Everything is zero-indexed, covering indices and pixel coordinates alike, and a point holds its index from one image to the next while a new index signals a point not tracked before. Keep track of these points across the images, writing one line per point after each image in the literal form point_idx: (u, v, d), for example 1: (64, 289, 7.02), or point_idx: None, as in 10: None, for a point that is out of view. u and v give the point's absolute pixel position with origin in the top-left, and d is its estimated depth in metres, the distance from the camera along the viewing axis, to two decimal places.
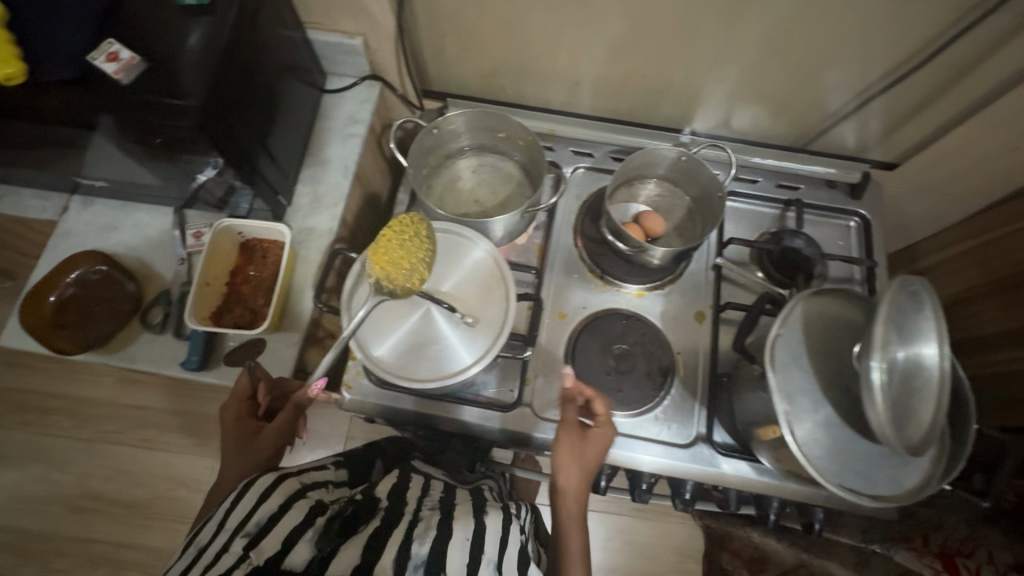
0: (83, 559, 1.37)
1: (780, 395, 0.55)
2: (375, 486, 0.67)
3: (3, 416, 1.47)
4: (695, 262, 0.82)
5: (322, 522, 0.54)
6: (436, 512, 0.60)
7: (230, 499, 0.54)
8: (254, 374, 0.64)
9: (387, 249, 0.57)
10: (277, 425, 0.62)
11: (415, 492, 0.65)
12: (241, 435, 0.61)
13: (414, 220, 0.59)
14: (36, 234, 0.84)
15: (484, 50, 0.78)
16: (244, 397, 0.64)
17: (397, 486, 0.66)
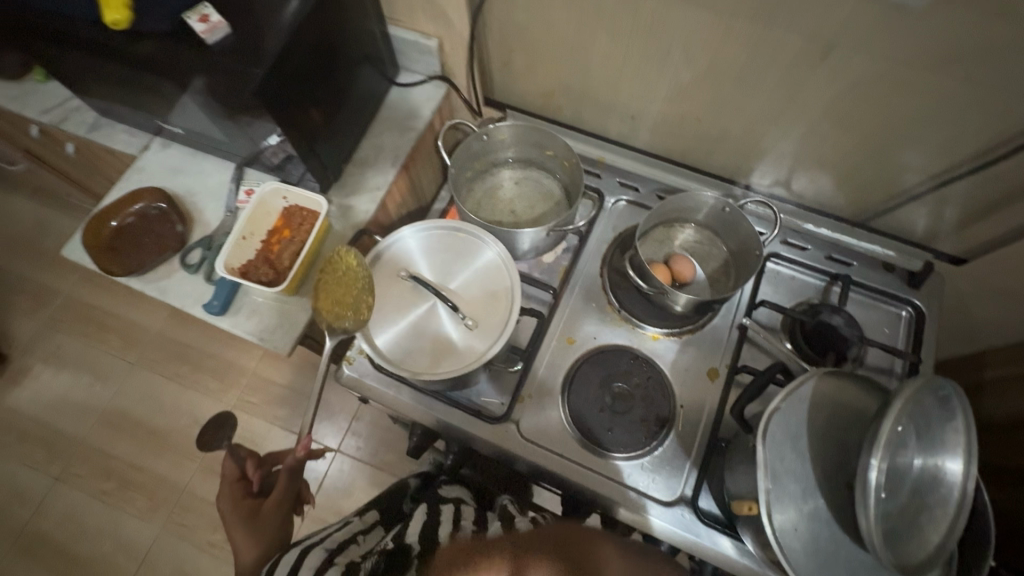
0: (99, 469, 1.48)
1: (767, 472, 0.50)
2: (405, 528, 0.68)
3: (71, 324, 1.63)
4: (721, 317, 0.78)
5: None
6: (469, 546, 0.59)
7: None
8: (236, 458, 0.82)
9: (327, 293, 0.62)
10: (276, 498, 0.78)
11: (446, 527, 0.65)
12: (246, 511, 0.78)
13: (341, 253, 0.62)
14: (122, 168, 0.94)
15: (549, 69, 0.80)
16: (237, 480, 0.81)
17: (427, 524, 0.67)
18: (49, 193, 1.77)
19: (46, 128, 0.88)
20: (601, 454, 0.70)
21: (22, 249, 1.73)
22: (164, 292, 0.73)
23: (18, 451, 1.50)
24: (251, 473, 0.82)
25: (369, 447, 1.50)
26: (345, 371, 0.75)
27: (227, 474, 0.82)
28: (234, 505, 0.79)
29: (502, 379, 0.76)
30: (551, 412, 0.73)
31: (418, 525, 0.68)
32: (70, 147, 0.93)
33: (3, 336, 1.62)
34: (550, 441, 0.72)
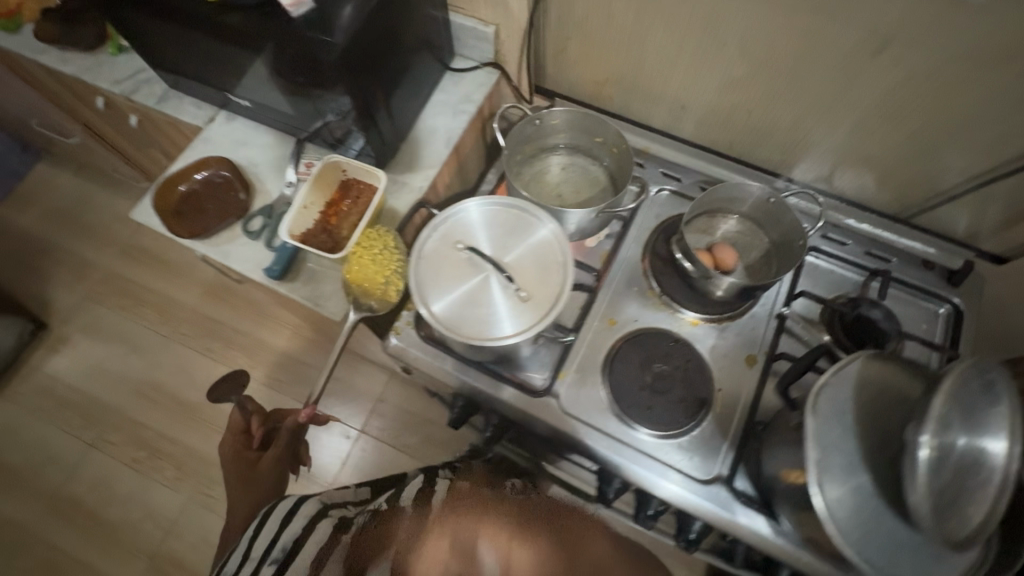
0: (131, 437, 1.52)
1: (815, 443, 0.53)
2: (404, 494, 0.72)
3: (109, 296, 1.69)
4: (760, 307, 0.80)
5: None
6: (465, 516, 0.63)
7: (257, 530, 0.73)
8: (245, 410, 0.86)
9: (360, 266, 0.72)
10: (273, 457, 0.83)
11: (438, 499, 0.69)
12: (245, 466, 0.84)
13: (380, 234, 0.74)
14: (182, 140, 0.98)
15: (602, 57, 0.82)
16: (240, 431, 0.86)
17: (425, 492, 0.70)
18: (92, 170, 1.83)
19: (115, 99, 0.93)
20: (639, 431, 0.72)
21: (65, 222, 1.78)
22: (227, 256, 0.76)
23: (55, 416, 1.55)
24: (255, 429, 0.86)
25: (392, 429, 1.52)
26: (392, 341, 0.78)
27: (232, 424, 0.87)
28: (235, 454, 0.85)
29: (546, 355, 0.79)
30: (590, 389, 0.76)
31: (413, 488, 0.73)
32: (133, 119, 0.98)
33: (44, 305, 1.68)
34: (590, 416, 0.74)
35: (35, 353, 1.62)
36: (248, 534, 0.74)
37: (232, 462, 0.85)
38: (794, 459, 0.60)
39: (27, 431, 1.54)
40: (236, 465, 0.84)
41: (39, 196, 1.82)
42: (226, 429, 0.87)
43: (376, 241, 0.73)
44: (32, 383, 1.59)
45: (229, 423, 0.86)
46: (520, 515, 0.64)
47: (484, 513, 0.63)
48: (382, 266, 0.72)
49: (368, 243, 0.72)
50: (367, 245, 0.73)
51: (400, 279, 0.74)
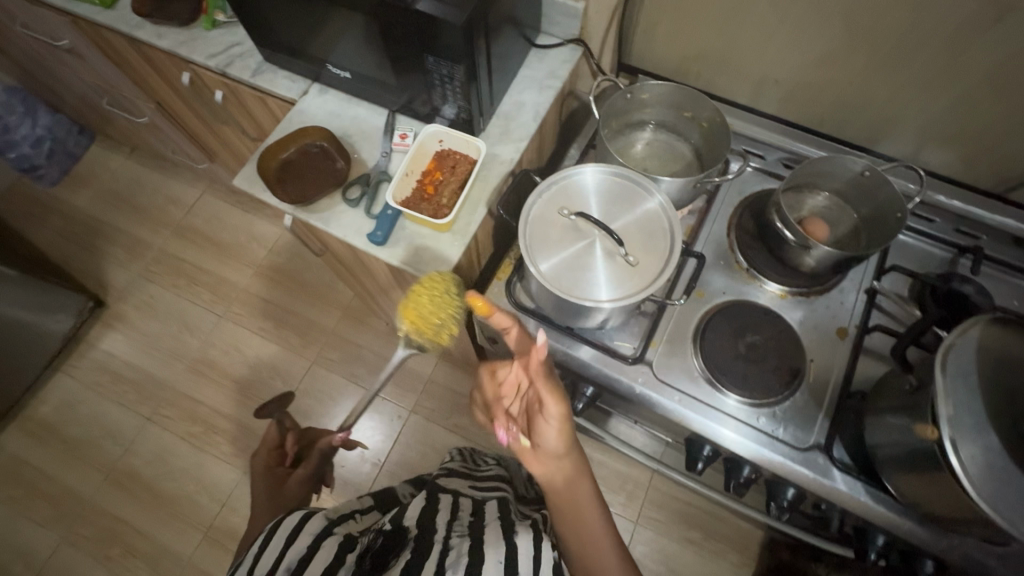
0: (187, 412, 1.56)
1: (944, 399, 0.54)
2: (404, 510, 0.78)
3: (162, 275, 1.72)
4: (848, 282, 0.80)
5: (354, 558, 0.66)
6: (466, 541, 0.71)
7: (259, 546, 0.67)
8: (282, 427, 0.87)
9: (418, 306, 0.71)
10: (300, 477, 0.81)
11: (443, 517, 0.77)
12: (273, 481, 0.82)
13: (443, 278, 0.72)
14: (264, 116, 1.01)
15: (693, 32, 0.83)
16: (273, 447, 0.86)
17: (424, 511, 0.78)
18: (146, 153, 1.87)
19: (204, 74, 0.95)
20: (731, 398, 0.73)
21: (119, 204, 1.82)
22: (327, 223, 0.79)
23: (112, 390, 1.59)
24: (288, 446, 0.86)
25: (440, 410, 1.54)
26: None
27: (267, 439, 0.87)
28: (265, 470, 0.84)
29: (635, 326, 0.80)
30: (682, 357, 0.77)
31: (416, 507, 0.79)
32: (218, 95, 1.00)
33: (99, 282, 1.72)
34: (682, 384, 0.75)
35: (92, 328, 1.66)
36: (253, 550, 0.68)
37: (261, 475, 0.83)
38: (904, 424, 0.61)
39: (86, 405, 1.57)
40: (264, 480, 0.82)
41: (94, 177, 1.86)
42: (261, 443, 0.87)
43: (437, 284, 0.70)
44: (90, 358, 1.63)
45: (264, 439, 0.86)
46: (529, 541, 0.72)
47: (492, 539, 0.72)
48: (439, 309, 0.71)
49: (429, 285, 0.71)
50: (429, 287, 0.71)
51: (453, 326, 0.73)
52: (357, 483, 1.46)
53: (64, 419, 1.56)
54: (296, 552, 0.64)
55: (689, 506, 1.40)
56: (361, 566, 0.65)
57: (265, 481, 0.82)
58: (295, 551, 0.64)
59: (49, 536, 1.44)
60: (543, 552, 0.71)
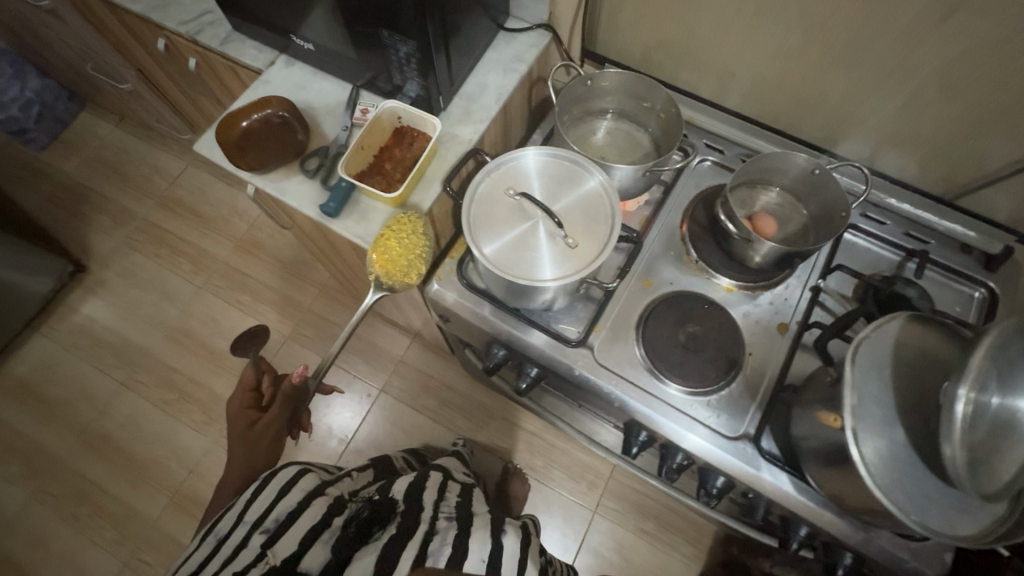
0: (161, 380, 1.57)
1: (853, 390, 0.54)
2: (393, 484, 0.89)
3: (145, 244, 1.74)
4: (795, 279, 0.81)
5: (338, 523, 0.77)
6: (451, 526, 0.77)
7: (250, 496, 0.77)
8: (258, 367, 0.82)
9: (388, 249, 0.73)
10: (270, 424, 0.81)
11: (430, 497, 0.84)
12: (244, 422, 0.81)
13: (411, 219, 0.75)
14: (236, 86, 1.01)
15: (658, 20, 0.84)
16: (250, 388, 0.81)
17: (414, 486, 0.87)
18: (135, 122, 1.88)
19: (177, 41, 0.96)
20: (669, 385, 0.75)
21: (106, 171, 1.84)
22: (283, 192, 0.80)
23: (90, 355, 1.61)
24: (264, 388, 0.83)
25: (411, 391, 1.56)
26: (435, 287, 0.83)
27: (244, 378, 0.81)
28: (240, 410, 0.82)
29: (582, 311, 0.81)
30: (623, 344, 0.78)
31: (402, 483, 0.89)
32: (192, 63, 1.01)
33: (82, 247, 1.73)
34: (622, 368, 0.77)
35: (73, 292, 1.68)
36: (244, 497, 0.77)
37: (235, 413, 0.82)
38: (822, 415, 0.62)
39: (64, 367, 1.59)
40: (238, 420, 0.81)
41: (82, 143, 1.87)
42: (238, 379, 0.82)
43: (404, 226, 0.74)
44: (69, 321, 1.65)
45: (239, 377, 0.82)
46: (515, 541, 0.80)
47: (479, 528, 0.78)
48: (406, 250, 0.73)
49: (396, 227, 0.74)
50: (397, 229, 0.74)
51: (422, 264, 0.75)
52: (324, 458, 1.48)
53: (42, 378, 1.58)
54: (285, 508, 0.75)
55: (648, 499, 1.41)
56: (346, 531, 0.77)
57: (237, 424, 0.81)
58: (286, 505, 0.76)
59: (20, 492, 1.46)
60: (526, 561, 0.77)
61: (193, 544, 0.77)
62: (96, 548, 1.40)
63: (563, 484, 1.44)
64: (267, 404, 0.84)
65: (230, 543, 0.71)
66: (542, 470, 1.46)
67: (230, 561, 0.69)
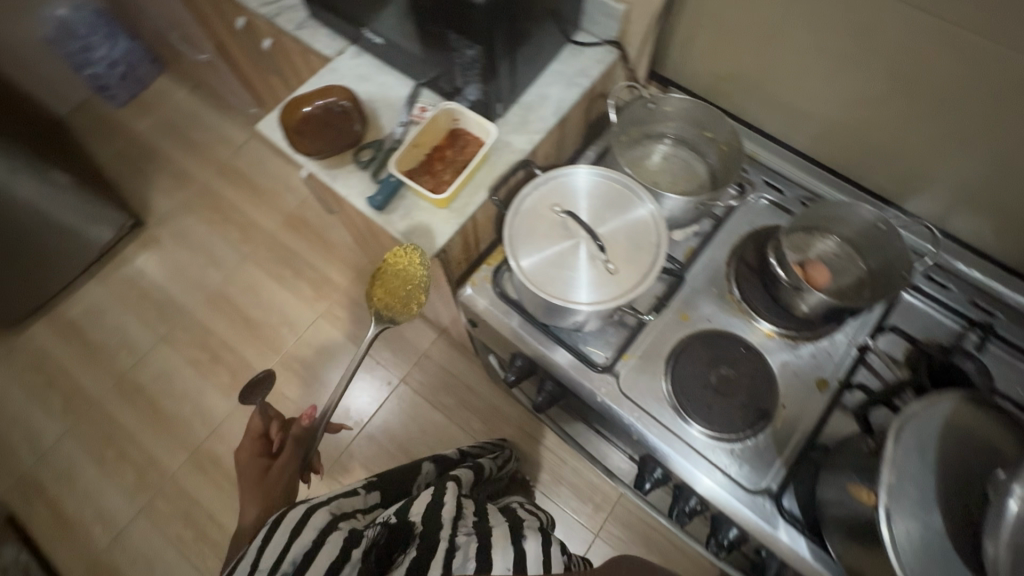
0: (197, 339, 1.64)
1: (892, 467, 0.50)
2: (410, 504, 0.82)
3: (201, 208, 1.81)
4: (841, 334, 0.77)
5: (357, 555, 0.72)
6: (473, 540, 0.73)
7: (262, 543, 0.71)
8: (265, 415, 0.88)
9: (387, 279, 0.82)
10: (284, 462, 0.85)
11: (448, 511, 0.79)
12: (257, 467, 0.84)
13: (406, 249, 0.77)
14: (305, 71, 1.05)
15: (732, 50, 0.82)
16: (258, 436, 0.87)
17: (431, 505, 0.81)
18: (207, 91, 1.97)
19: (257, 21, 1.00)
20: (693, 427, 0.72)
21: (175, 134, 1.93)
22: (334, 180, 0.81)
23: (136, 306, 1.69)
24: (272, 433, 0.88)
25: (431, 385, 1.57)
26: (468, 291, 0.83)
27: (251, 428, 0.87)
28: (249, 457, 0.85)
29: (613, 336, 0.79)
30: (650, 376, 0.76)
31: (419, 505, 0.81)
32: (267, 43, 1.05)
33: (143, 204, 1.82)
34: (645, 402, 0.75)
35: (130, 245, 1.77)
36: (255, 544, 0.72)
37: (245, 465, 0.84)
38: (853, 484, 0.59)
39: (110, 315, 1.68)
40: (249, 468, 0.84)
41: (157, 105, 1.97)
42: (245, 432, 0.87)
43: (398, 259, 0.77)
44: (121, 272, 1.74)
45: (247, 428, 0.87)
46: (536, 544, 0.75)
47: (499, 543, 0.73)
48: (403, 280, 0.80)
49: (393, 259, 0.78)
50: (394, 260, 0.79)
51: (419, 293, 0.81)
52: (339, 439, 1.51)
53: (91, 322, 1.68)
54: (301, 547, 0.69)
55: (655, 532, 1.38)
56: (367, 560, 0.72)
57: (249, 470, 0.83)
58: (301, 544, 0.69)
59: (58, 426, 1.55)
60: (551, 560, 0.73)
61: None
62: (116, 491, 1.47)
63: (569, 502, 1.42)
64: (275, 451, 0.88)
65: None
66: (549, 484, 1.45)
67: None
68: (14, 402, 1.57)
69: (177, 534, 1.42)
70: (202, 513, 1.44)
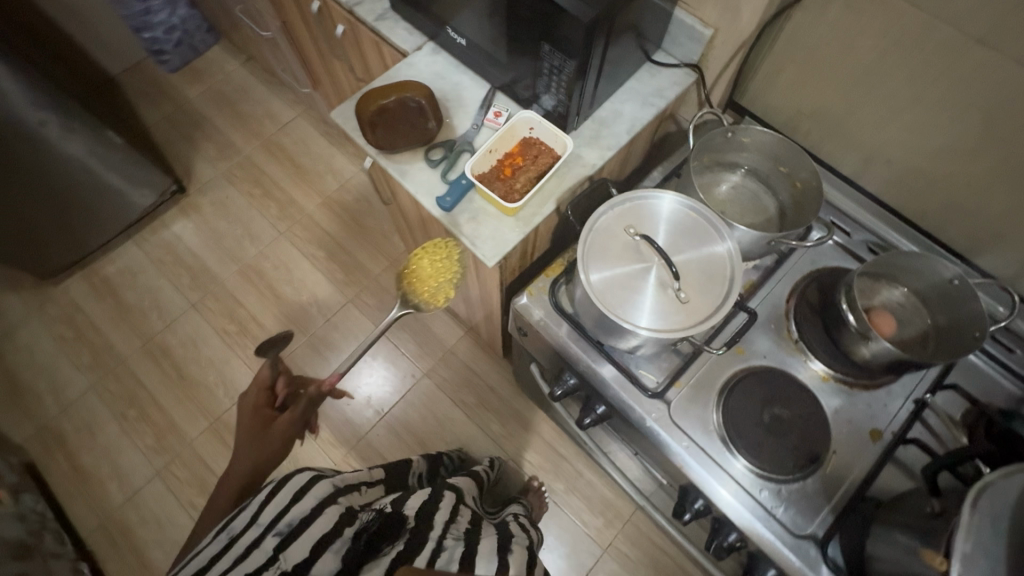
0: (226, 310, 1.65)
1: (965, 536, 0.50)
2: (406, 500, 0.81)
3: (242, 180, 1.83)
4: (900, 387, 0.76)
5: (348, 533, 0.72)
6: (460, 546, 0.73)
7: (263, 497, 0.74)
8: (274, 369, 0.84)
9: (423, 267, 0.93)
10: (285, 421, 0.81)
11: (443, 513, 0.80)
12: (257, 422, 0.82)
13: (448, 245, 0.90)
14: (375, 61, 1.05)
15: (820, 88, 0.81)
16: (265, 387, 0.84)
17: (426, 505, 0.81)
18: (259, 65, 1.98)
19: (334, 7, 1.01)
20: (738, 461, 0.71)
21: (223, 104, 1.94)
22: (403, 175, 0.82)
23: (170, 271, 1.71)
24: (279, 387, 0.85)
25: (454, 382, 1.57)
26: (522, 299, 0.83)
27: (258, 377, 0.84)
28: (253, 407, 0.83)
29: (666, 362, 0.79)
30: (701, 406, 0.75)
31: (416, 500, 0.82)
32: (339, 29, 1.05)
33: (187, 171, 1.84)
34: (694, 431, 0.74)
35: (170, 210, 1.79)
36: (258, 496, 0.75)
37: (247, 415, 0.83)
38: (914, 546, 0.58)
39: (144, 276, 1.70)
40: (252, 420, 0.82)
41: (208, 74, 1.99)
42: (253, 380, 0.85)
43: (439, 252, 0.91)
44: (158, 236, 1.75)
45: (255, 376, 0.84)
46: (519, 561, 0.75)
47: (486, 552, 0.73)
48: (437, 272, 0.92)
49: (433, 250, 0.91)
50: (434, 251, 0.92)
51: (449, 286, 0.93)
52: (357, 425, 1.51)
53: (125, 282, 1.69)
54: (299, 513, 0.72)
55: (664, 554, 1.38)
56: (357, 541, 0.71)
57: (249, 422, 0.81)
58: (298, 509, 0.72)
59: (83, 380, 1.57)
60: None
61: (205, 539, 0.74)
62: (135, 451, 1.49)
63: (580, 513, 1.42)
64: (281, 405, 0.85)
65: (238, 545, 0.69)
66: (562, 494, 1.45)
67: (243, 560, 0.67)
68: (43, 353, 1.60)
69: (190, 501, 1.43)
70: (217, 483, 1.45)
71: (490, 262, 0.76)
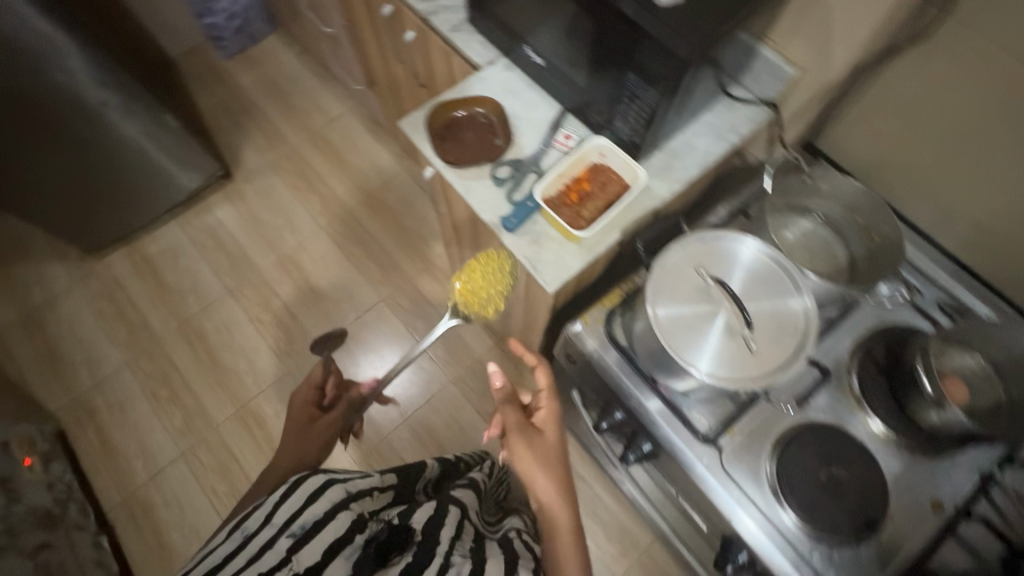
0: (261, 299, 1.67)
1: None
2: (412, 511, 0.75)
3: (288, 171, 1.84)
4: (966, 457, 0.73)
5: (359, 539, 0.66)
6: (465, 563, 0.68)
7: (277, 497, 0.68)
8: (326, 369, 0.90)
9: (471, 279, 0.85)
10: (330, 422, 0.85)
11: (448, 530, 0.73)
12: (304, 419, 0.84)
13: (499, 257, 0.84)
14: (441, 70, 1.05)
15: (907, 138, 0.79)
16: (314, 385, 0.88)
17: (433, 518, 0.74)
18: (313, 58, 2.00)
19: (407, 14, 1.01)
20: (789, 517, 0.69)
21: (275, 94, 1.96)
22: (469, 191, 0.80)
23: (210, 255, 1.73)
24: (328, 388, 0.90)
25: (480, 392, 1.56)
26: (577, 326, 0.81)
27: (311, 376, 0.88)
28: (301, 405, 0.86)
29: (719, 406, 0.76)
30: (754, 456, 0.73)
31: (423, 514, 0.75)
32: (409, 35, 1.05)
33: (234, 158, 1.86)
34: (745, 482, 0.72)
35: (215, 194, 1.81)
36: (272, 497, 0.69)
37: (295, 411, 0.85)
38: None
39: (185, 258, 1.73)
40: (298, 416, 0.85)
41: (263, 63, 2.02)
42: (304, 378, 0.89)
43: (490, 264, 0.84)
44: (202, 220, 1.78)
45: (308, 374, 0.88)
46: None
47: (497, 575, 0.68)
48: (487, 284, 0.84)
49: (483, 263, 0.84)
50: (484, 263, 0.85)
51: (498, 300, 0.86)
52: (380, 426, 1.51)
53: (166, 262, 1.72)
54: (312, 515, 0.65)
55: None
56: (367, 548, 0.64)
57: (296, 418, 0.84)
58: (312, 511, 0.66)
59: (118, 355, 1.59)
60: None
61: (216, 536, 0.68)
62: (162, 431, 1.51)
63: (596, 538, 1.39)
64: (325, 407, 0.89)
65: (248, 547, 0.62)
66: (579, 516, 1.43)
67: (254, 560, 0.61)
68: (83, 325, 1.63)
69: (212, 486, 1.45)
70: (240, 470, 1.47)
71: (552, 287, 0.75)
